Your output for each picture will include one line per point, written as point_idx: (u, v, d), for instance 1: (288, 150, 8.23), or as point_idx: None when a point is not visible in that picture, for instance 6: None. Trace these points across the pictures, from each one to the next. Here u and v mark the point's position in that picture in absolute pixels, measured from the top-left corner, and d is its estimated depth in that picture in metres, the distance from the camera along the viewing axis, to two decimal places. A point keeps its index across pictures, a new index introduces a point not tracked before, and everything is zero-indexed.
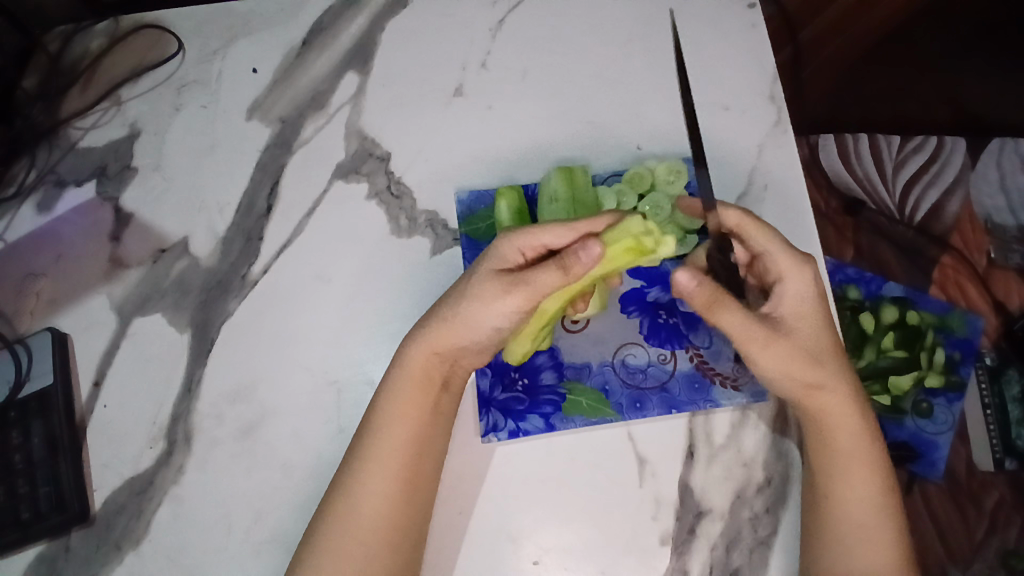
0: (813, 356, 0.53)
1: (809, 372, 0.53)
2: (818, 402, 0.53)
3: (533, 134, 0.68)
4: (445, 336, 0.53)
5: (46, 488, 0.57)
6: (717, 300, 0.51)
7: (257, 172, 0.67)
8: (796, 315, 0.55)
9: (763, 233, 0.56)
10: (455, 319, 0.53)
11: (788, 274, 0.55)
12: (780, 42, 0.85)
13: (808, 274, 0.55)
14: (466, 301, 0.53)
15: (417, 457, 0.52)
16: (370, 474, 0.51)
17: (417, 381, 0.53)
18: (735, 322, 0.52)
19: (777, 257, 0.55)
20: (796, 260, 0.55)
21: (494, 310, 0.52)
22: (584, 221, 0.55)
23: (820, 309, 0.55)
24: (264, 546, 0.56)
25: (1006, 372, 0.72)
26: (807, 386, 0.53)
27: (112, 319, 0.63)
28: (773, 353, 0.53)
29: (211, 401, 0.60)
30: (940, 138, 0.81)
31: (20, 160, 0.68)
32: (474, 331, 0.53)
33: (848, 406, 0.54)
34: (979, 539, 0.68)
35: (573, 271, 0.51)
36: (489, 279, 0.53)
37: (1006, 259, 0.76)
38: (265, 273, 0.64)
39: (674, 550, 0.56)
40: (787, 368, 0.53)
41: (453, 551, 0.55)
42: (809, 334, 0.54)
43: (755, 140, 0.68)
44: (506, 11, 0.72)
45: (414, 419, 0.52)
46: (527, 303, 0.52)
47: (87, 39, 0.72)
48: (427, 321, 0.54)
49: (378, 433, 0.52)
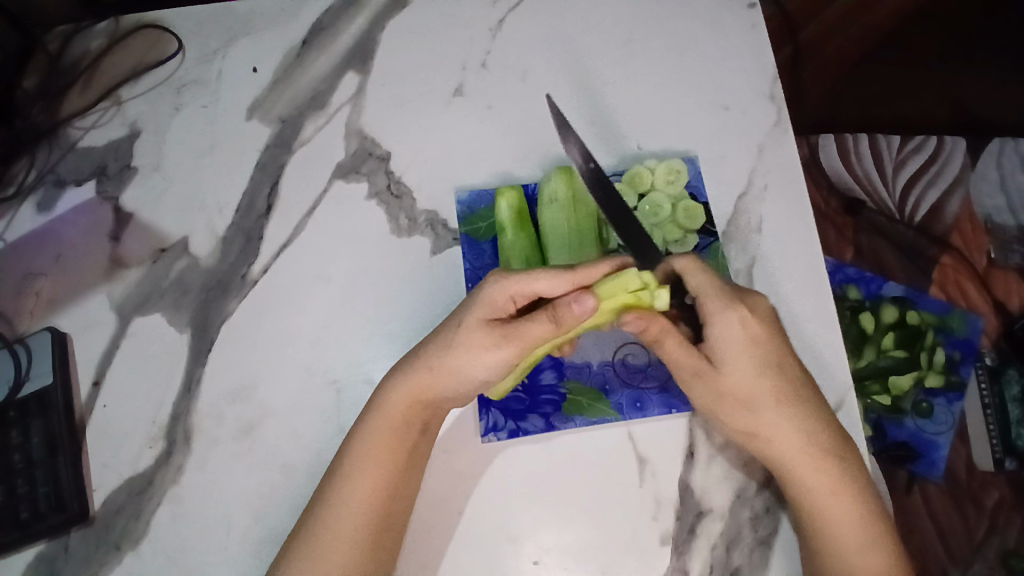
0: (746, 404, 0.54)
1: (744, 419, 0.54)
2: (758, 447, 0.54)
3: (533, 133, 0.68)
4: (431, 383, 0.52)
5: (45, 488, 0.57)
6: (662, 336, 0.54)
7: (257, 172, 0.67)
8: (730, 361, 0.54)
9: (707, 277, 0.54)
10: (441, 368, 0.52)
11: (715, 318, 0.53)
12: (780, 42, 0.86)
13: (736, 321, 0.53)
14: (454, 351, 0.52)
15: (386, 503, 0.51)
16: (342, 514, 0.50)
17: (396, 425, 0.52)
18: (680, 358, 0.54)
19: (707, 299, 0.54)
20: (723, 303, 0.53)
21: (479, 359, 0.52)
22: (578, 271, 0.54)
23: (763, 354, 0.53)
24: (263, 546, 0.56)
25: (1007, 372, 0.72)
26: (740, 431, 0.55)
27: (112, 318, 0.63)
28: (697, 392, 0.55)
29: (211, 401, 0.60)
30: (940, 138, 0.81)
31: (20, 160, 0.68)
32: (458, 380, 0.52)
33: (804, 454, 0.53)
34: (979, 539, 0.68)
35: (565, 322, 0.51)
36: (478, 330, 0.52)
37: (1006, 259, 0.76)
38: (265, 273, 0.64)
39: (674, 550, 0.56)
40: (711, 407, 0.55)
41: (453, 552, 0.55)
42: (743, 379, 0.53)
43: (755, 140, 0.68)
44: (506, 11, 0.72)
45: (390, 459, 0.52)
46: (518, 354, 0.52)
47: (87, 40, 0.72)
48: (407, 366, 0.53)
49: (348, 477, 0.51)
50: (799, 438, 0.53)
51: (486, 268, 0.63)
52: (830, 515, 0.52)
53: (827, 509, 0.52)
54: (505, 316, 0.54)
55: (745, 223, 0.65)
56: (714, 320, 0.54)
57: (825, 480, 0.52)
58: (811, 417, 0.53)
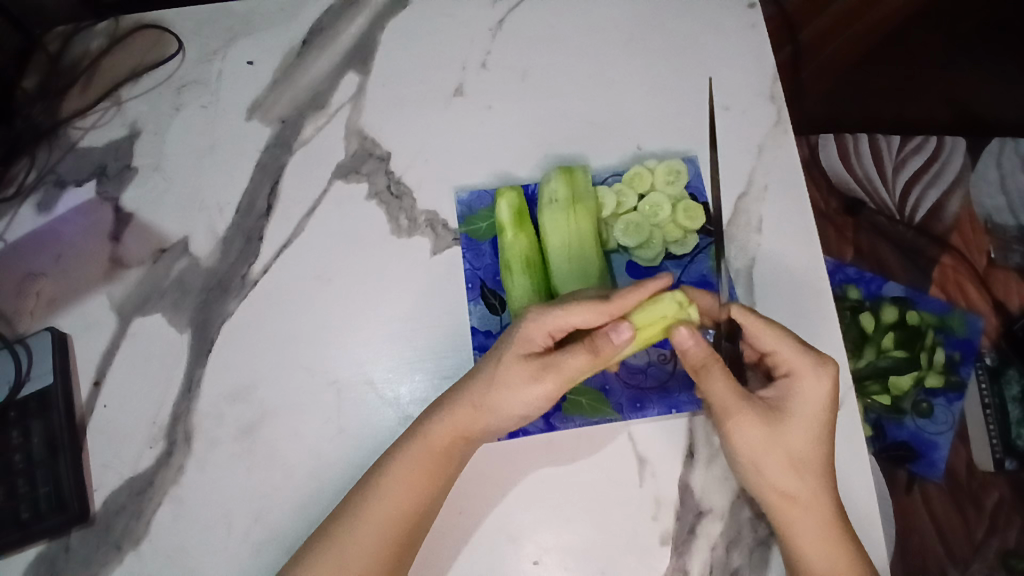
0: (794, 464, 0.52)
1: (785, 478, 0.52)
2: (788, 510, 0.52)
3: (533, 133, 0.68)
4: (472, 419, 0.52)
5: (45, 489, 0.57)
6: (706, 364, 0.52)
7: (257, 172, 0.67)
8: (794, 418, 0.52)
9: (774, 339, 0.53)
10: (484, 406, 0.52)
11: (796, 372, 0.52)
12: (780, 41, 0.85)
13: (822, 379, 0.52)
14: (494, 386, 0.52)
15: (409, 530, 0.50)
16: (358, 537, 0.49)
17: (431, 459, 0.51)
18: (723, 390, 0.52)
19: (789, 356, 0.52)
20: (810, 364, 0.52)
21: (522, 397, 0.51)
22: (614, 304, 0.52)
23: (824, 419, 0.52)
24: (262, 546, 0.56)
25: (1007, 372, 0.72)
26: (782, 492, 0.52)
27: (112, 318, 0.63)
28: (744, 439, 0.52)
29: (212, 401, 0.60)
30: (940, 138, 0.81)
31: (20, 160, 0.68)
32: (500, 415, 0.52)
33: (823, 527, 0.51)
34: (979, 539, 0.68)
35: (604, 353, 0.51)
36: (520, 367, 0.52)
37: (1006, 259, 0.76)
38: (265, 273, 0.64)
39: (674, 550, 0.56)
40: (757, 460, 0.52)
41: (450, 551, 0.55)
42: (799, 439, 0.52)
43: (755, 140, 0.68)
44: (506, 11, 0.72)
45: (419, 492, 0.51)
46: (558, 388, 0.52)
47: (87, 40, 0.72)
48: (450, 401, 0.53)
49: (380, 493, 0.51)
50: (826, 516, 0.51)
51: (486, 268, 0.63)
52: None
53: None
54: (540, 350, 0.53)
55: (745, 223, 0.65)
56: (802, 378, 0.52)
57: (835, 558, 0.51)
58: (832, 489, 0.52)
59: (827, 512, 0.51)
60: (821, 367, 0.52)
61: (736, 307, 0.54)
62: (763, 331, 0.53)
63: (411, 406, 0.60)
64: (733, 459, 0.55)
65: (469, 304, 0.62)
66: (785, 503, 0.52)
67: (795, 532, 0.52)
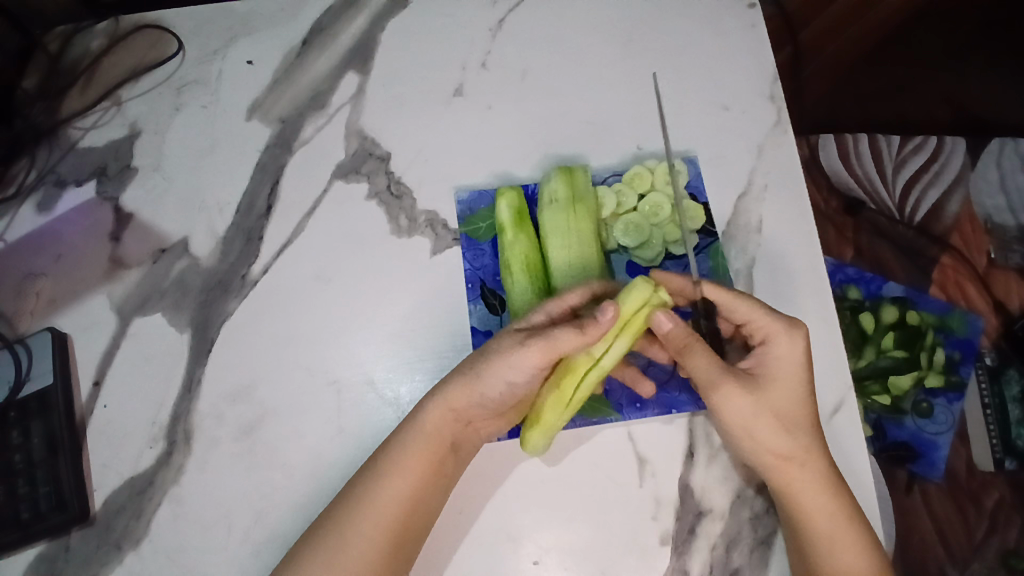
0: (784, 425, 0.52)
1: (778, 440, 0.52)
2: (783, 475, 0.52)
3: (533, 133, 0.68)
4: (463, 395, 0.52)
5: (46, 489, 0.57)
6: (688, 344, 0.53)
7: (257, 172, 0.67)
8: (776, 381, 0.52)
9: (746, 306, 0.53)
10: (473, 377, 0.52)
11: (771, 338, 0.53)
12: (780, 42, 0.84)
13: (796, 341, 0.52)
14: (484, 357, 0.53)
15: (408, 515, 0.50)
16: (359, 518, 0.49)
17: (428, 441, 0.52)
18: (704, 366, 0.52)
19: (764, 323, 0.53)
20: (783, 327, 0.52)
21: (509, 366, 0.52)
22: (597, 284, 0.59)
23: (804, 378, 0.53)
24: (262, 546, 0.56)
25: (1006, 372, 0.72)
26: (777, 455, 0.52)
27: (112, 318, 0.63)
28: (732, 409, 0.52)
29: (211, 402, 0.60)
30: (940, 138, 0.81)
31: (20, 160, 0.68)
32: (489, 388, 0.53)
33: (821, 486, 0.52)
34: (979, 540, 0.68)
35: (591, 332, 0.51)
36: (510, 338, 0.53)
37: (1006, 259, 0.76)
38: (265, 273, 0.64)
39: (674, 550, 0.56)
40: (748, 426, 0.52)
41: (451, 550, 0.55)
42: (785, 402, 0.52)
43: (755, 140, 0.68)
44: (506, 11, 0.72)
45: (417, 475, 0.51)
46: (546, 359, 0.52)
47: (88, 40, 0.72)
48: (443, 380, 0.54)
49: (378, 480, 0.51)
50: (821, 478, 0.52)
51: (486, 268, 0.63)
52: (829, 543, 0.51)
53: (824, 539, 0.51)
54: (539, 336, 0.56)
55: (745, 223, 0.65)
56: (777, 342, 0.53)
57: (835, 518, 0.51)
58: (821, 446, 0.53)
59: (821, 468, 0.52)
60: (793, 329, 0.53)
61: (705, 283, 0.56)
62: (737, 302, 0.54)
63: (411, 406, 0.60)
64: (724, 430, 0.55)
65: (469, 305, 0.62)
66: (780, 466, 0.52)
67: (796, 494, 0.52)
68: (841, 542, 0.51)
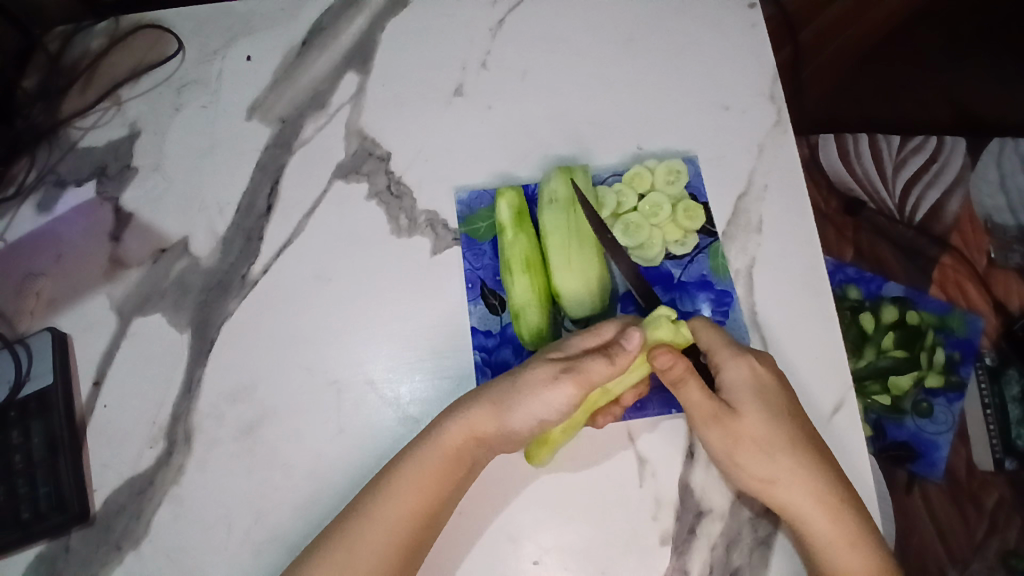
0: (764, 450, 0.54)
1: (763, 467, 0.53)
2: (778, 497, 0.53)
3: (533, 133, 0.68)
4: (486, 418, 0.53)
5: (45, 489, 0.57)
6: (684, 377, 0.53)
7: (257, 172, 0.67)
8: (743, 406, 0.54)
9: (715, 334, 0.56)
10: (503, 405, 0.52)
11: (728, 365, 0.55)
12: (780, 42, 0.85)
13: (750, 364, 0.54)
14: (513, 387, 0.53)
15: (417, 531, 0.50)
16: (368, 530, 0.49)
17: (444, 460, 0.52)
18: (698, 399, 0.54)
19: (715, 348, 0.55)
20: (729, 352, 0.55)
21: (542, 398, 0.52)
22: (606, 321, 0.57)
23: (773, 400, 0.54)
24: (262, 546, 0.56)
25: (1007, 372, 0.72)
26: (758, 479, 0.54)
27: (112, 318, 0.63)
28: (711, 437, 0.55)
29: (211, 401, 0.60)
30: (940, 137, 0.81)
31: (20, 160, 0.68)
32: (515, 419, 0.52)
33: (814, 498, 0.53)
34: (979, 539, 0.68)
35: (621, 361, 0.51)
36: (541, 370, 0.53)
37: (1006, 260, 0.76)
38: (265, 272, 0.64)
39: (674, 550, 0.56)
40: (732, 453, 0.54)
41: (451, 550, 0.55)
42: (753, 425, 0.54)
43: (755, 140, 0.68)
44: (506, 11, 0.72)
45: (430, 491, 0.51)
46: (579, 393, 0.51)
47: (87, 40, 0.72)
48: (464, 405, 0.54)
49: (388, 495, 0.51)
50: (810, 488, 0.53)
51: (486, 268, 0.63)
52: (831, 548, 0.52)
53: (824, 547, 0.52)
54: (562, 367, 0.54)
55: (745, 223, 0.65)
56: (730, 367, 0.55)
57: (834, 526, 0.52)
58: (806, 462, 0.53)
59: (812, 479, 0.53)
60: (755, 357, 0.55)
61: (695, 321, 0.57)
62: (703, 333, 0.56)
63: (411, 406, 0.59)
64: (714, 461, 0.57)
65: (469, 305, 0.62)
66: (766, 488, 0.54)
67: (791, 508, 0.53)
68: (841, 546, 0.51)
